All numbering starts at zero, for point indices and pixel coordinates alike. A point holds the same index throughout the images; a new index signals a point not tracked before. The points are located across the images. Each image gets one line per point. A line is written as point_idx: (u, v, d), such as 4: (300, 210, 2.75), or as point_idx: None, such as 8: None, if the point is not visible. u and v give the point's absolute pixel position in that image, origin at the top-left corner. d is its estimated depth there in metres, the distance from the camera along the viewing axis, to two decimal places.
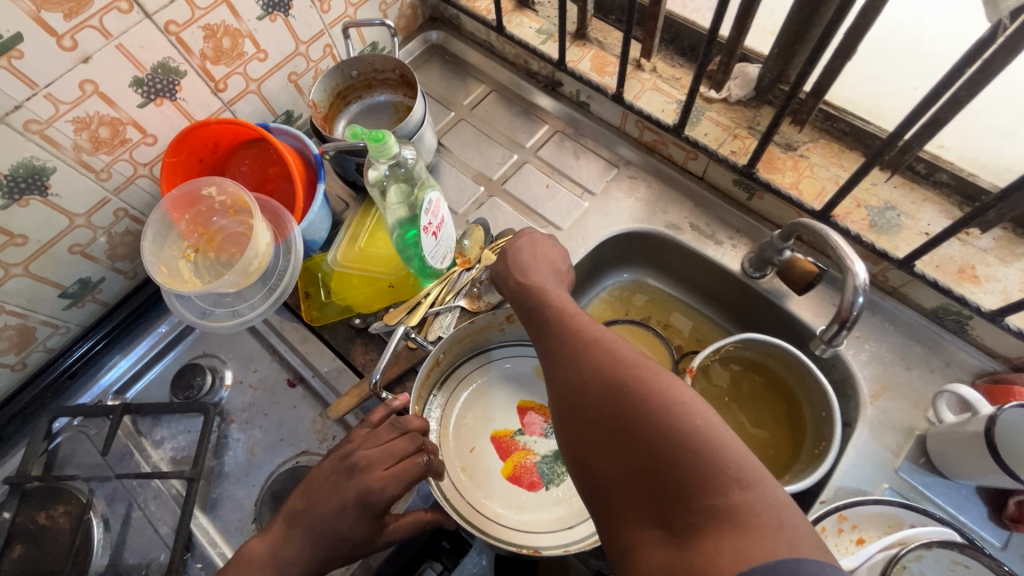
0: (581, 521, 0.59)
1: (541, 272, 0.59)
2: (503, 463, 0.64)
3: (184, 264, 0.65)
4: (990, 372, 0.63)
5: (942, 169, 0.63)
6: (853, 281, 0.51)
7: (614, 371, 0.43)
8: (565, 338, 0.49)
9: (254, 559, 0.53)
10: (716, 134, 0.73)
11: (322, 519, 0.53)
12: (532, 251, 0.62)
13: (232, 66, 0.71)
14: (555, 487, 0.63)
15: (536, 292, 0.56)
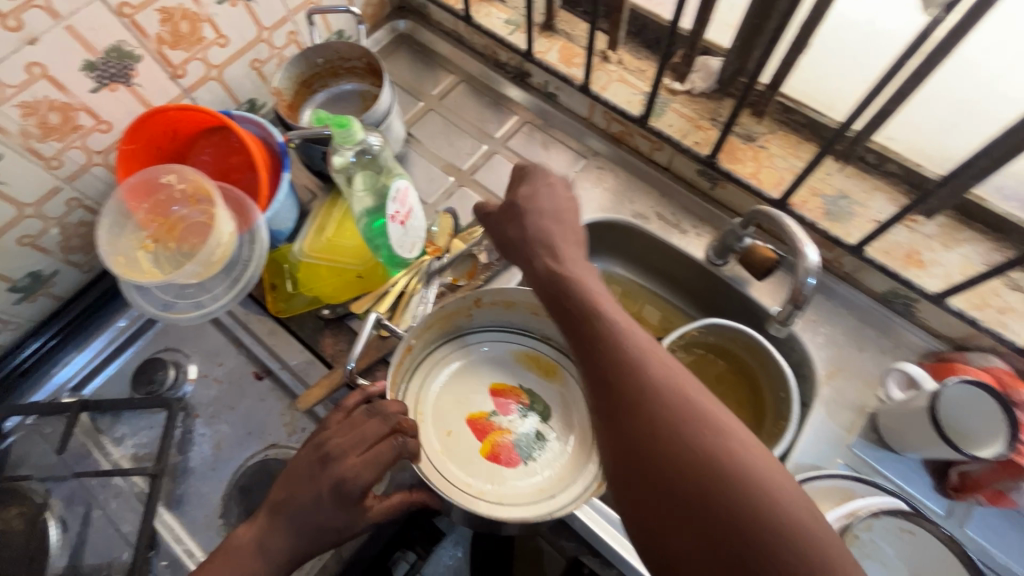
0: (562, 491, 0.61)
1: (562, 238, 0.52)
2: (480, 442, 0.63)
3: (142, 255, 0.63)
4: (934, 352, 0.67)
5: (891, 159, 0.65)
6: (805, 264, 0.53)
7: (702, 440, 0.36)
8: (629, 363, 0.41)
9: (240, 546, 0.52)
10: (680, 125, 0.75)
11: (302, 509, 0.52)
12: (554, 211, 0.54)
13: (191, 51, 0.69)
14: (534, 462, 0.63)
15: (584, 289, 0.46)
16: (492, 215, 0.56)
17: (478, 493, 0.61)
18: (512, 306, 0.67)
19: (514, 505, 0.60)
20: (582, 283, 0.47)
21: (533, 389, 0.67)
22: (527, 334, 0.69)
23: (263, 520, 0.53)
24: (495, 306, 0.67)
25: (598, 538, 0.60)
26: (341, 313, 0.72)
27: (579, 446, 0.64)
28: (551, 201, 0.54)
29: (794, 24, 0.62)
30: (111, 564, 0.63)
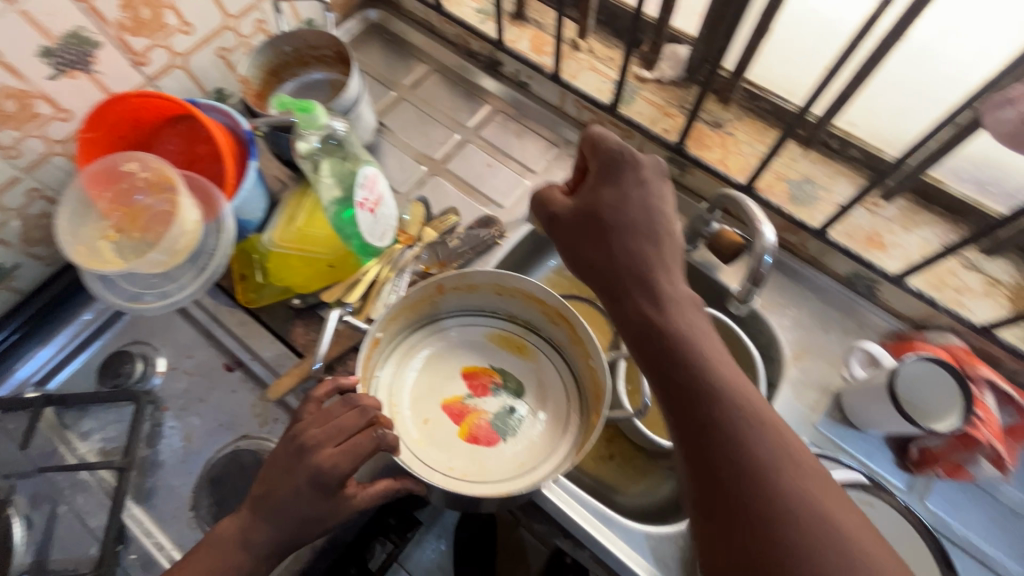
0: (542, 462, 0.61)
1: (657, 259, 0.50)
2: (458, 426, 0.63)
3: (105, 244, 0.62)
4: (896, 332, 0.69)
5: (853, 145, 0.66)
6: (762, 242, 0.53)
7: (822, 542, 0.37)
8: (741, 442, 0.41)
9: (224, 537, 0.52)
10: (650, 113, 0.76)
11: (281, 503, 0.52)
12: (645, 220, 0.52)
13: (154, 38, 0.68)
14: (513, 437, 0.63)
15: (691, 342, 0.45)
16: (566, 228, 0.54)
17: (462, 473, 0.60)
18: (475, 288, 0.66)
19: (497, 481, 0.59)
20: (683, 330, 0.46)
21: (505, 368, 0.67)
22: (492, 316, 0.69)
23: (248, 512, 0.53)
24: (458, 290, 0.66)
25: (568, 517, 0.61)
26: (312, 303, 0.72)
27: (554, 419, 0.64)
28: (647, 210, 0.52)
29: (752, 14, 0.63)
30: (78, 560, 0.61)
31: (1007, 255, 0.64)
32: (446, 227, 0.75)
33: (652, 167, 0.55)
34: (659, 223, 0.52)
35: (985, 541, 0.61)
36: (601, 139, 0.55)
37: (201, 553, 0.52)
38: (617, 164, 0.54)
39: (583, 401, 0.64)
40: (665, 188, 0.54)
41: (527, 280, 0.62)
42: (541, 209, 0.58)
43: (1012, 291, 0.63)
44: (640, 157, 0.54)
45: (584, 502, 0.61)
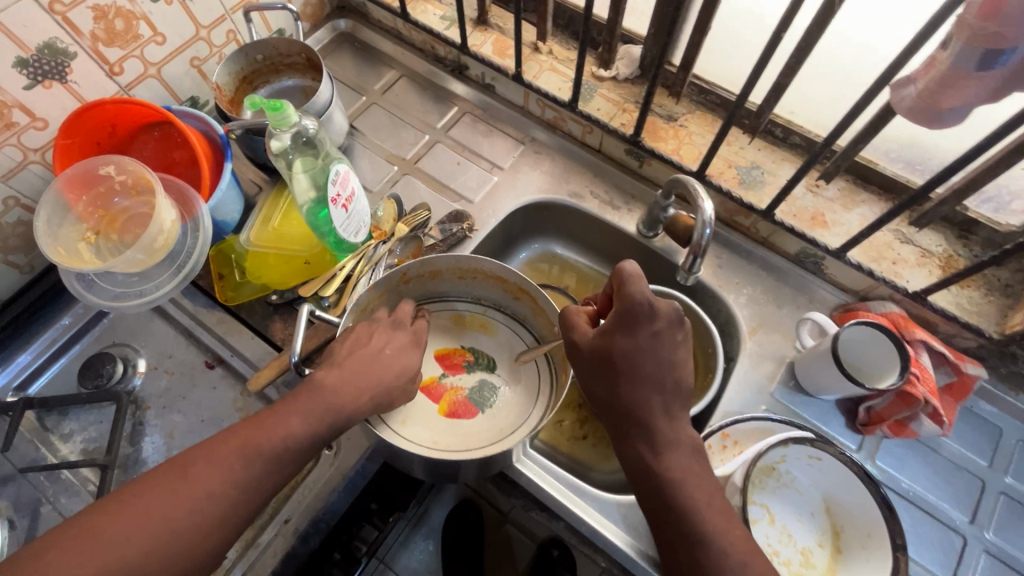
0: (519, 425, 0.64)
1: (665, 418, 0.52)
2: (437, 404, 0.66)
3: (84, 246, 0.64)
4: (843, 304, 0.73)
5: (795, 132, 0.72)
6: (701, 216, 0.60)
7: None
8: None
9: (324, 385, 0.52)
10: (608, 109, 0.81)
11: (387, 358, 0.57)
12: (657, 372, 0.52)
13: (127, 48, 0.70)
14: (490, 408, 0.66)
15: (695, 500, 0.49)
16: (584, 356, 0.55)
17: (447, 445, 0.62)
18: (438, 275, 0.69)
19: (483, 445, 0.62)
20: (686, 489, 0.49)
21: (476, 346, 0.71)
22: (454, 303, 0.72)
23: (345, 374, 0.54)
24: (422, 279, 0.69)
25: (542, 490, 0.64)
26: (290, 298, 0.74)
27: (523, 388, 0.67)
28: (658, 364, 0.52)
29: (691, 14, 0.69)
30: None
31: (934, 228, 0.70)
32: (418, 221, 0.78)
33: (670, 315, 0.53)
34: (669, 378, 0.52)
35: (931, 493, 0.65)
36: (631, 280, 0.52)
37: (300, 410, 0.51)
38: (633, 314, 0.52)
39: (552, 366, 0.67)
40: (681, 339, 0.53)
41: (486, 261, 0.65)
42: (565, 332, 0.57)
43: (942, 260, 0.68)
44: (656, 307, 0.52)
45: (558, 476, 0.64)
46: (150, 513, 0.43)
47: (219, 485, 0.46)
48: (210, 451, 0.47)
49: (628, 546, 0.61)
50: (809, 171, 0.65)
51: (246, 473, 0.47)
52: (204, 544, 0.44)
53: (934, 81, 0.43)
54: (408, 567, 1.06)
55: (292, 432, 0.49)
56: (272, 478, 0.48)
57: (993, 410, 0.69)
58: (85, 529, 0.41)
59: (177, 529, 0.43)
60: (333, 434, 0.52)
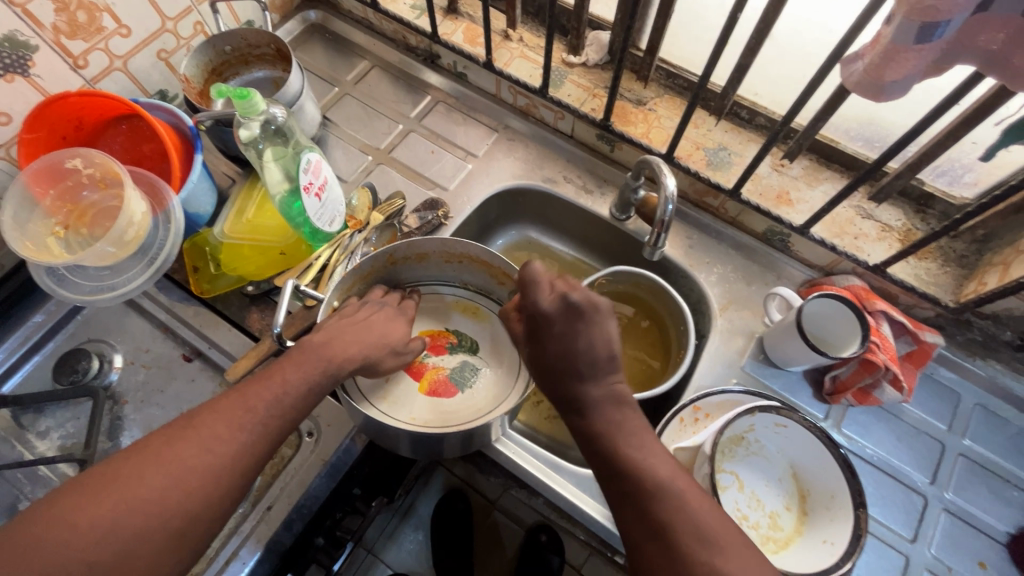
0: (496, 407, 0.64)
1: (586, 393, 0.53)
2: (418, 382, 0.66)
3: (53, 240, 0.64)
4: (810, 279, 0.76)
5: (759, 113, 0.74)
6: (664, 192, 0.62)
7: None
8: (656, 517, 0.46)
9: (313, 344, 0.53)
10: (578, 94, 0.82)
11: (374, 324, 0.59)
12: (572, 365, 0.54)
13: (91, 41, 0.70)
14: (470, 389, 0.66)
15: (614, 439, 0.51)
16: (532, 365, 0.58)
17: (424, 421, 0.63)
18: (425, 258, 0.70)
19: (460, 421, 0.63)
20: (610, 441, 0.51)
21: (460, 330, 0.71)
22: (441, 286, 0.73)
23: (330, 334, 0.55)
24: (409, 261, 0.69)
25: (521, 467, 0.65)
26: (266, 289, 0.75)
27: (503, 369, 0.68)
28: (575, 353, 0.54)
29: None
30: None
31: (893, 203, 0.72)
32: (394, 210, 0.79)
33: (566, 309, 0.54)
34: (582, 362, 0.53)
35: (895, 457, 0.68)
36: (529, 288, 0.56)
37: (294, 363, 0.51)
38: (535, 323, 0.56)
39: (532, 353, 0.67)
40: (596, 325, 0.54)
41: (472, 244, 0.65)
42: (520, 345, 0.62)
43: (901, 234, 0.71)
44: (548, 312, 0.54)
45: (537, 454, 0.66)
46: (166, 456, 0.43)
47: (229, 429, 0.45)
48: (217, 403, 0.47)
49: (605, 519, 0.63)
50: (771, 150, 0.67)
51: (253, 419, 0.47)
52: (223, 485, 0.44)
53: (878, 56, 0.45)
54: (398, 558, 1.07)
55: (290, 380, 0.50)
56: (278, 425, 0.48)
57: (953, 376, 0.72)
58: (106, 474, 0.41)
59: (193, 472, 0.43)
60: (331, 382, 0.52)
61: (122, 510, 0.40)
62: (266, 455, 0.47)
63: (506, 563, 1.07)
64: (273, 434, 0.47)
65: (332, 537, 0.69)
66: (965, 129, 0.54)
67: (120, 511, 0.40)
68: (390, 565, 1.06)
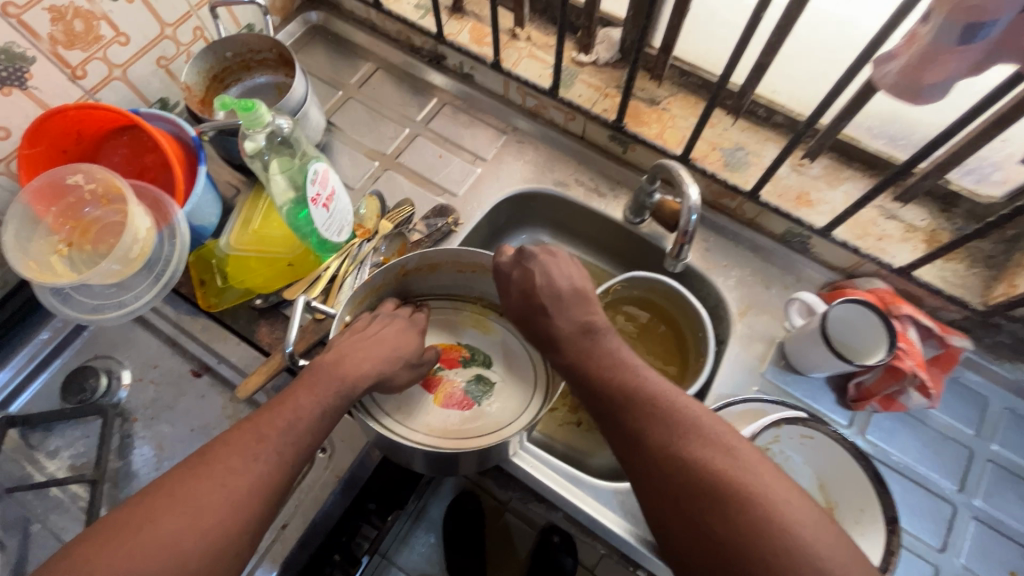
0: (508, 423, 0.62)
1: (555, 326, 0.56)
2: (432, 395, 0.64)
3: (56, 259, 0.62)
4: (831, 282, 0.73)
5: (778, 111, 0.72)
6: (687, 201, 0.60)
7: (699, 484, 0.42)
8: (632, 427, 0.47)
9: (326, 364, 0.52)
10: (589, 95, 0.80)
11: (388, 339, 0.57)
12: (527, 305, 0.58)
13: (89, 51, 0.68)
14: (486, 402, 0.65)
15: (586, 367, 0.52)
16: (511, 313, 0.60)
17: (439, 434, 0.61)
18: (437, 269, 0.67)
19: (479, 436, 0.61)
20: (582, 369, 0.52)
21: (472, 343, 0.69)
22: (454, 304, 0.71)
23: (342, 351, 0.54)
24: (421, 272, 0.67)
25: (540, 481, 0.64)
26: (274, 302, 0.72)
27: (518, 380, 0.66)
28: (540, 291, 0.57)
29: None
30: None
31: (918, 202, 0.70)
32: (403, 217, 0.77)
33: (515, 254, 0.60)
34: (545, 297, 0.57)
35: (922, 464, 0.66)
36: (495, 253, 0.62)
37: (307, 386, 0.50)
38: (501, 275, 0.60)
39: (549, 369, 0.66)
40: (553, 264, 0.59)
41: (487, 255, 0.63)
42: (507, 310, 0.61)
43: (926, 234, 0.69)
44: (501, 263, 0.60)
45: (555, 468, 0.64)
46: (180, 495, 0.41)
47: (245, 459, 0.44)
48: (231, 433, 0.46)
49: (627, 533, 0.61)
50: (793, 151, 0.65)
51: (267, 448, 0.45)
52: (239, 521, 0.42)
53: (915, 57, 0.44)
54: (411, 561, 1.06)
55: (303, 406, 0.48)
56: (295, 452, 0.47)
57: (980, 379, 0.70)
58: (121, 522, 0.39)
59: (210, 508, 0.41)
60: (345, 403, 0.51)
61: (140, 553, 0.38)
62: (285, 484, 0.46)
63: (519, 565, 1.07)
64: (290, 461, 0.46)
65: (348, 554, 0.68)
66: (999, 128, 0.53)
67: (137, 554, 0.38)
68: (402, 569, 1.06)
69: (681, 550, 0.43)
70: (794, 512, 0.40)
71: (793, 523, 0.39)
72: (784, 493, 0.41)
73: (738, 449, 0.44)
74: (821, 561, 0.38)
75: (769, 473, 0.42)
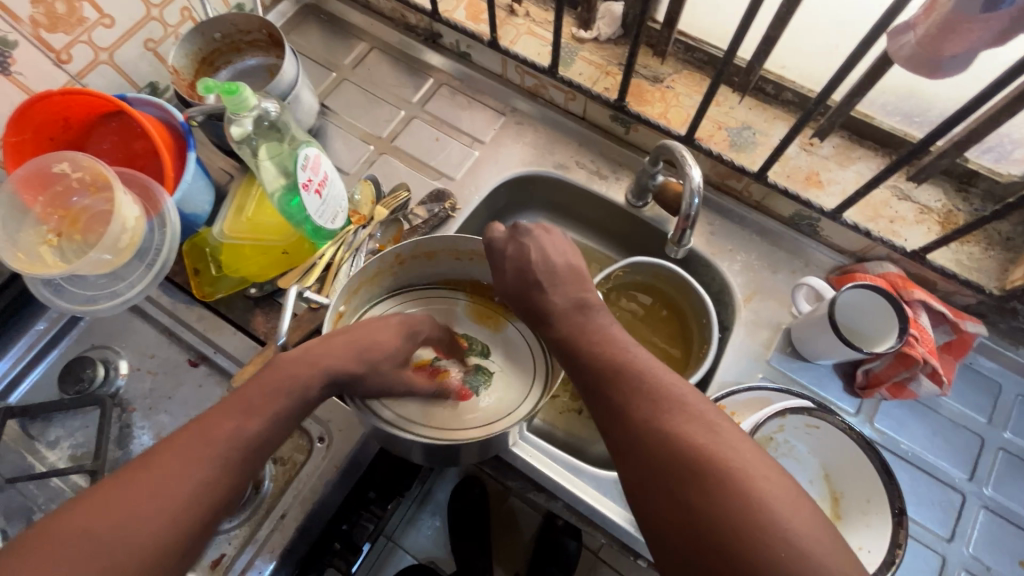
0: (500, 421, 0.60)
1: (546, 308, 0.54)
2: (430, 387, 0.62)
3: (46, 250, 0.61)
4: (840, 266, 0.71)
5: (787, 88, 0.70)
6: (689, 183, 0.58)
7: (678, 458, 0.39)
8: (615, 401, 0.44)
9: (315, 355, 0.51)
10: (590, 73, 0.77)
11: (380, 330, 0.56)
12: (517, 287, 0.56)
13: (72, 33, 0.66)
14: (485, 394, 0.63)
15: (575, 342, 0.50)
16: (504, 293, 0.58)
17: (437, 423, 0.59)
18: (434, 258, 0.66)
19: (473, 428, 0.58)
20: (572, 344, 0.50)
21: (471, 334, 0.68)
22: (454, 296, 0.70)
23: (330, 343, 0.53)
24: (417, 260, 0.66)
25: (538, 470, 0.63)
26: (269, 291, 0.72)
27: (516, 371, 0.65)
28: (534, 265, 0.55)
29: None
30: None
31: (933, 182, 0.67)
32: (399, 203, 0.75)
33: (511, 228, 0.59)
34: (537, 275, 0.55)
35: (931, 453, 0.65)
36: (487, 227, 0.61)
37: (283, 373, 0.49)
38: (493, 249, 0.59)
39: (548, 363, 0.64)
40: (547, 240, 0.58)
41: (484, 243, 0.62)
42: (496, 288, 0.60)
43: (941, 216, 0.66)
44: (493, 240, 0.59)
45: (554, 457, 0.63)
46: (158, 483, 0.41)
47: None
48: (213, 418, 0.46)
49: (628, 522, 0.60)
50: (802, 130, 0.62)
51: (250, 436, 0.45)
52: None
53: (934, 26, 0.43)
54: (417, 543, 1.07)
55: (279, 396, 0.48)
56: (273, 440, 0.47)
57: (993, 365, 0.68)
58: (95, 506, 0.39)
59: None
60: None
61: None
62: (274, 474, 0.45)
63: (524, 547, 1.07)
64: None
65: (348, 542, 0.66)
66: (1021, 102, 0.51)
67: None
68: (409, 551, 1.06)
69: (654, 528, 0.39)
70: (775, 491, 0.37)
71: (774, 502, 0.36)
72: (766, 471, 0.38)
73: (722, 425, 0.41)
74: (799, 542, 0.35)
75: (752, 452, 0.39)
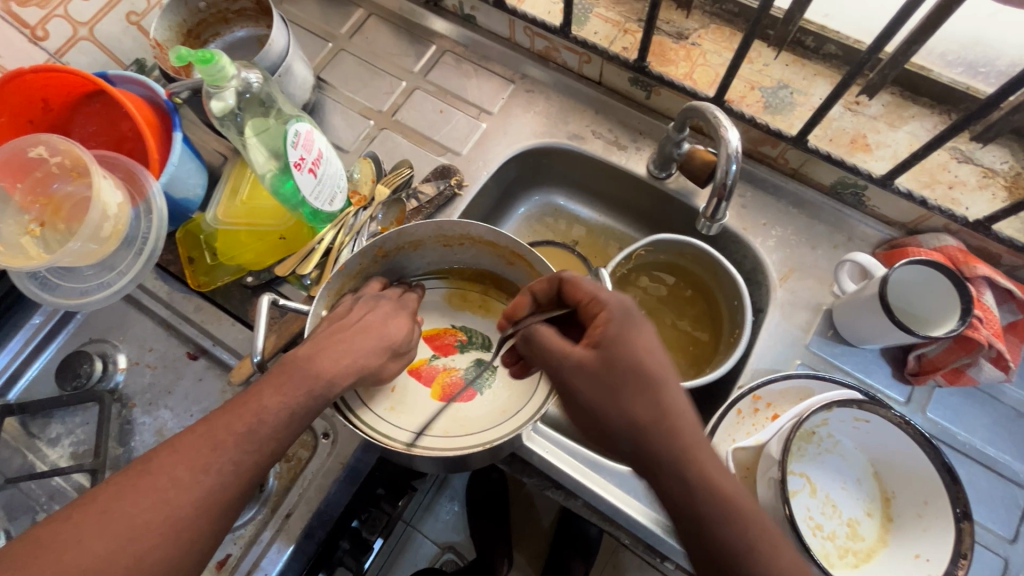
0: (501, 425, 0.54)
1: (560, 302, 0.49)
2: (429, 389, 0.58)
3: (28, 240, 0.57)
4: (889, 240, 0.64)
5: (830, 40, 0.62)
6: (726, 148, 0.51)
7: None
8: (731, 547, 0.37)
9: (302, 358, 0.45)
10: (606, 32, 0.70)
11: (373, 325, 0.51)
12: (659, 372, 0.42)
13: (46, 7, 0.63)
14: (489, 391, 0.58)
15: (662, 454, 0.39)
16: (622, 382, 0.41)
17: (441, 430, 0.55)
18: (421, 245, 0.61)
19: (474, 436, 0.54)
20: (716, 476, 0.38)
21: (469, 326, 0.63)
22: (449, 286, 0.65)
23: (319, 344, 0.47)
24: (403, 250, 0.61)
25: (555, 467, 0.59)
26: (267, 279, 0.67)
27: None
28: (619, 348, 0.41)
29: None
30: None
31: (999, 142, 0.60)
32: (402, 180, 0.70)
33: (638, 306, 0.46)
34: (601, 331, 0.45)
35: (991, 445, 0.58)
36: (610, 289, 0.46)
37: (274, 385, 0.43)
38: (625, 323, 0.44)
39: None
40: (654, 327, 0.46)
41: (474, 223, 0.56)
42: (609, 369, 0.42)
43: (1008, 180, 0.59)
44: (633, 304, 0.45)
45: (571, 451, 0.59)
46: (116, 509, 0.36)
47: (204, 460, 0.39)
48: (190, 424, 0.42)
49: (654, 523, 0.55)
50: (849, 87, 0.55)
51: (221, 457, 0.39)
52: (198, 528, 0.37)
53: None
54: (435, 530, 1.05)
55: (267, 408, 0.42)
56: (255, 458, 0.41)
57: None
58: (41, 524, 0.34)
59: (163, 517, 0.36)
60: (324, 400, 0.45)
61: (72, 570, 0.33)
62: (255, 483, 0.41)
63: (545, 533, 1.04)
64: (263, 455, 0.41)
65: (357, 541, 0.65)
66: None
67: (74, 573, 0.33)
68: (427, 537, 1.04)
69: None
70: None
71: None
72: None
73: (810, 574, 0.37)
74: None
75: None
